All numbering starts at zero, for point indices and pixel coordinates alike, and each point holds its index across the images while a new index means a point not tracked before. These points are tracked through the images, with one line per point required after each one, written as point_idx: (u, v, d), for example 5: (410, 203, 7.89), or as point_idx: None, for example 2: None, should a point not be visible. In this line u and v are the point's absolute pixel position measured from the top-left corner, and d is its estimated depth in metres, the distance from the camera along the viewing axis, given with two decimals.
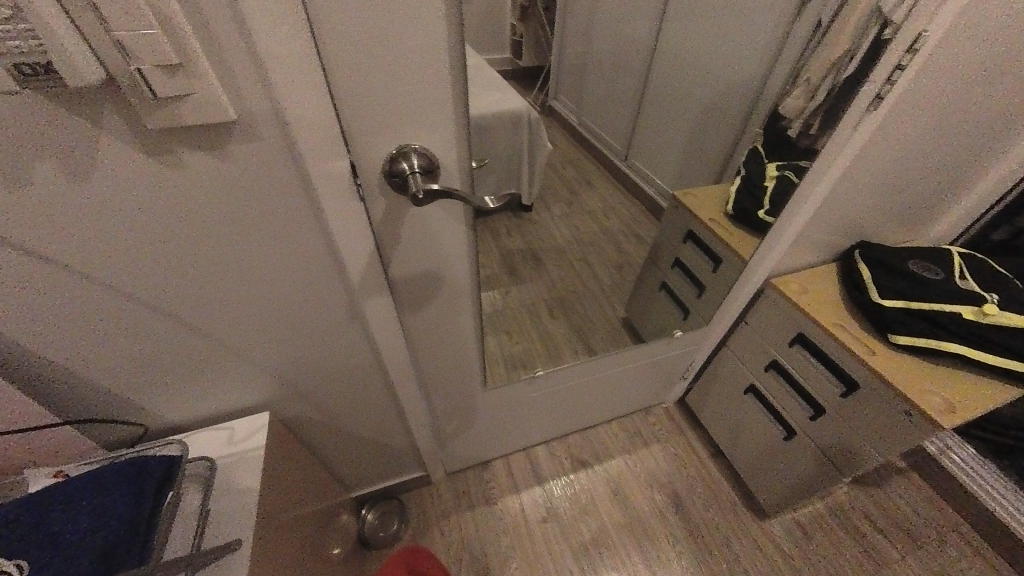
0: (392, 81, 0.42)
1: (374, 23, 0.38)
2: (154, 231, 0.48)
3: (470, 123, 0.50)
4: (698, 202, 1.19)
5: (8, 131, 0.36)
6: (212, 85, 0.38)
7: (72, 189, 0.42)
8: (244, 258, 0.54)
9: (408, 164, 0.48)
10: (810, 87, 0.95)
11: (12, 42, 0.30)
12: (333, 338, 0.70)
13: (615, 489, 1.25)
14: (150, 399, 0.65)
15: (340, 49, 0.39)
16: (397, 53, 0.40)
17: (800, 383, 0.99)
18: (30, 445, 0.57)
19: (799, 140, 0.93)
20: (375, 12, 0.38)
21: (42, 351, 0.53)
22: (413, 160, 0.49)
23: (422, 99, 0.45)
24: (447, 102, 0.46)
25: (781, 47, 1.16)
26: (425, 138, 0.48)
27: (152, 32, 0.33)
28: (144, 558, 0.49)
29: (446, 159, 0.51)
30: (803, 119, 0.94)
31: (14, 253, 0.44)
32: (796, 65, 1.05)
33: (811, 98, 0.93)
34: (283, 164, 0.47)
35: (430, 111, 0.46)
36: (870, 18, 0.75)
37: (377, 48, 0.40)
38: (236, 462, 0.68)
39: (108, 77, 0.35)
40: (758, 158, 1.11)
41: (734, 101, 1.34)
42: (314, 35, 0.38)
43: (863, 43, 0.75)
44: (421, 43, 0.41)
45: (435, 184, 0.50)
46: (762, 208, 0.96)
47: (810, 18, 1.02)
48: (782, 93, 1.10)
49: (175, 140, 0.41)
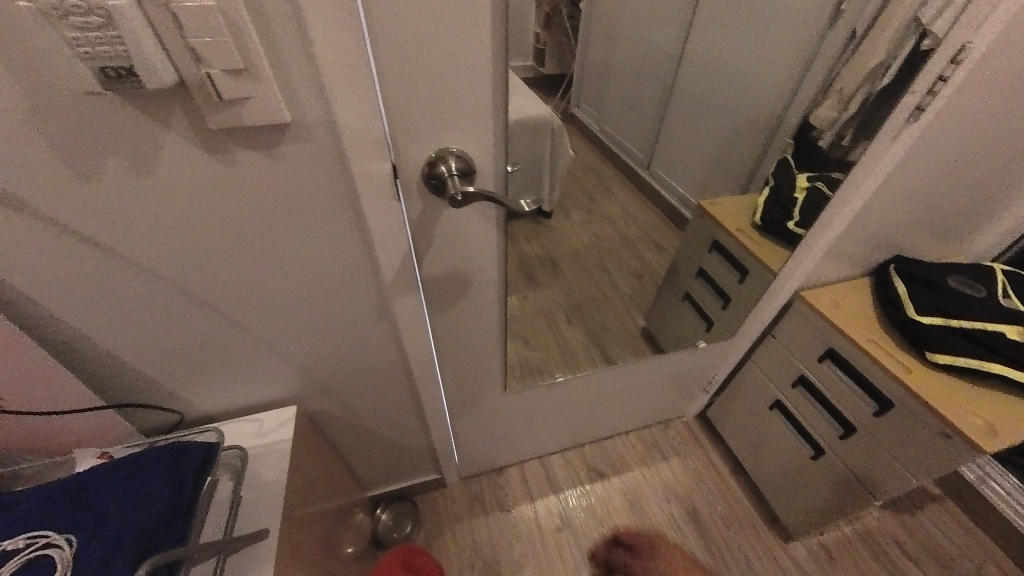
0: (437, 87, 0.44)
1: (426, 33, 0.40)
2: (205, 228, 0.50)
3: (511, 127, 0.52)
4: (725, 213, 1.18)
5: (89, 129, 0.40)
6: (271, 88, 0.40)
7: (137, 185, 0.45)
8: (284, 255, 0.56)
9: (446, 166, 0.50)
10: (844, 97, 0.94)
11: (100, 46, 0.33)
12: (362, 336, 0.72)
13: (631, 502, 1.23)
14: (186, 387, 0.67)
15: (393, 57, 0.41)
16: (446, 59, 0.42)
17: (830, 400, 0.96)
18: (76, 427, 0.61)
19: (831, 152, 0.93)
20: (428, 22, 0.40)
21: (96, 336, 0.56)
22: (451, 163, 0.50)
23: (466, 106, 0.47)
24: (491, 106, 0.48)
25: (811, 59, 1.16)
26: (465, 142, 0.50)
27: (223, 39, 0.36)
28: (184, 538, 0.50)
29: (484, 161, 0.53)
30: (836, 129, 0.94)
31: (81, 243, 0.47)
32: (829, 76, 1.05)
33: (844, 109, 0.93)
34: (328, 164, 0.49)
35: (474, 114, 0.48)
36: (908, 29, 0.75)
37: (429, 56, 0.42)
38: (265, 453, 0.70)
39: (180, 81, 0.38)
40: (788, 168, 1.10)
41: (762, 111, 1.34)
42: (369, 43, 0.40)
43: (901, 53, 0.75)
44: (470, 52, 0.43)
45: (472, 186, 0.52)
46: (790, 220, 0.95)
47: (844, 29, 1.01)
48: (814, 103, 1.09)
49: (233, 140, 0.44)
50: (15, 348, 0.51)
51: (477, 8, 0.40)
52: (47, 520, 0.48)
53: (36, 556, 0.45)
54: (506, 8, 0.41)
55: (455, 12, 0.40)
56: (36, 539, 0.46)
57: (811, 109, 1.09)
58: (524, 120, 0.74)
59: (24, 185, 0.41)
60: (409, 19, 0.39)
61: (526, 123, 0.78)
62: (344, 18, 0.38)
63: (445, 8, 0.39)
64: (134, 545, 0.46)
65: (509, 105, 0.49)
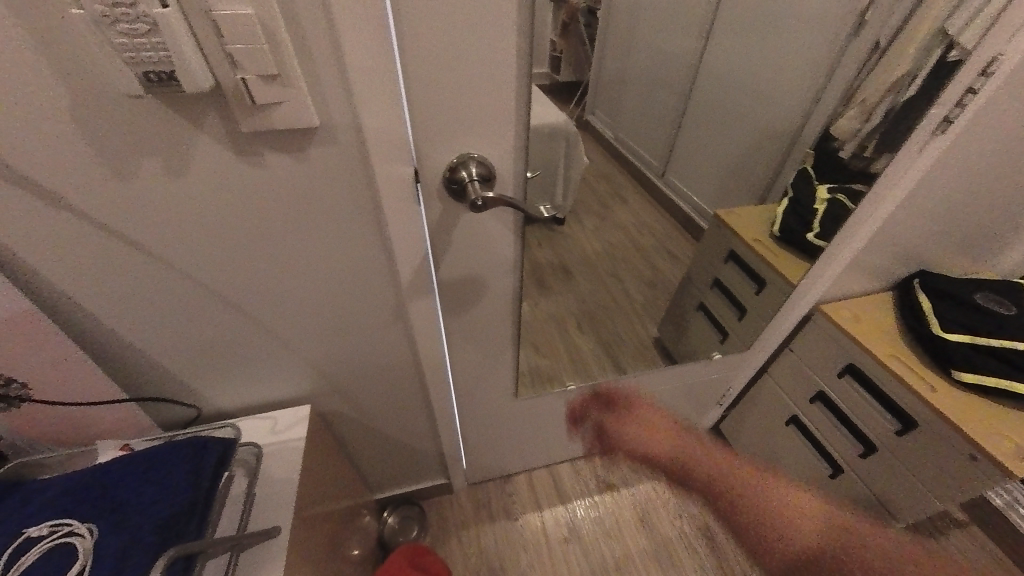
0: (461, 94, 0.45)
1: (453, 42, 0.41)
2: (232, 228, 0.52)
3: (533, 134, 0.52)
4: (742, 223, 1.17)
5: (128, 131, 0.41)
6: (303, 93, 0.41)
7: (170, 185, 0.46)
8: (306, 255, 0.57)
9: (467, 171, 0.51)
10: (867, 108, 0.92)
11: (145, 52, 0.35)
12: (376, 338, 0.73)
13: (640, 515, 1.21)
14: (205, 383, 0.69)
15: (421, 64, 0.42)
16: (472, 66, 0.43)
17: (849, 416, 0.94)
18: (99, 419, 0.62)
19: (853, 163, 0.92)
20: (456, 31, 0.41)
21: (123, 330, 0.58)
22: (472, 167, 0.51)
23: (489, 113, 0.47)
24: (514, 113, 0.48)
25: (834, 70, 1.15)
26: (487, 148, 0.51)
27: (260, 46, 0.37)
28: (200, 532, 0.51)
29: (505, 167, 0.53)
30: (858, 140, 0.93)
31: (114, 240, 0.49)
32: (851, 86, 1.04)
33: (867, 120, 0.92)
34: (353, 168, 0.50)
35: (497, 120, 0.48)
36: (935, 39, 0.75)
37: (455, 64, 0.43)
38: (279, 451, 0.70)
39: (217, 85, 0.39)
40: (808, 179, 1.09)
41: (782, 122, 1.33)
42: (398, 50, 0.41)
43: (927, 63, 0.74)
44: (495, 60, 0.43)
45: (492, 191, 0.52)
46: (810, 230, 0.93)
47: (869, 39, 1.01)
48: (835, 114, 1.08)
49: (263, 143, 0.45)
50: (47, 339, 0.53)
51: (505, 17, 0.41)
52: (71, 509, 0.49)
53: (58, 544, 0.46)
54: (532, 18, 0.42)
55: (483, 20, 0.41)
56: (59, 527, 0.47)
57: (833, 119, 1.08)
58: (541, 127, 0.75)
59: (65, 183, 0.43)
60: (439, 27, 0.40)
61: (543, 130, 0.79)
62: (375, 26, 0.39)
63: (473, 18, 0.40)
64: (154, 537, 0.47)
65: (532, 112, 0.50)
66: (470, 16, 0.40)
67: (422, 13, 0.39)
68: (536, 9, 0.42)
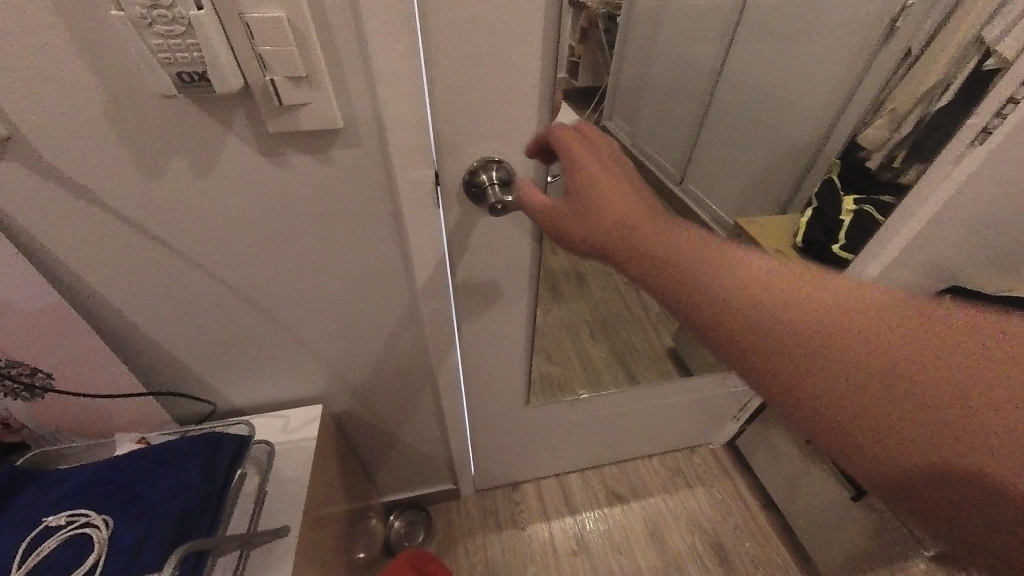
0: (486, 96, 0.45)
1: (477, 44, 0.41)
2: (252, 227, 0.52)
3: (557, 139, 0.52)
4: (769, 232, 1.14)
5: (158, 129, 0.42)
6: (329, 96, 0.42)
7: (196, 183, 0.47)
8: (324, 256, 0.58)
9: (487, 175, 0.51)
10: (897, 117, 0.92)
11: (179, 52, 0.35)
12: (390, 339, 0.72)
13: (651, 530, 1.18)
14: (222, 379, 0.69)
15: (444, 65, 0.42)
16: (496, 69, 0.43)
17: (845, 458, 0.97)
18: (117, 412, 0.63)
19: (880, 174, 0.94)
20: (481, 33, 0.41)
21: (144, 324, 0.59)
22: (492, 172, 0.51)
23: (511, 115, 0.47)
24: (538, 117, 0.48)
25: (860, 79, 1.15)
26: (508, 151, 0.50)
27: (288, 47, 0.37)
28: (212, 530, 0.51)
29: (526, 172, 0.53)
30: (885, 151, 0.94)
31: (141, 236, 0.50)
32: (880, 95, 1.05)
33: (895, 130, 0.92)
34: (374, 170, 0.50)
35: (520, 125, 0.48)
36: (968, 48, 0.75)
37: (479, 66, 0.43)
38: (292, 450, 0.71)
39: (245, 85, 0.40)
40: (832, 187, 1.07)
41: (804, 129, 1.31)
42: (423, 53, 0.41)
43: (962, 73, 0.76)
44: (519, 63, 0.43)
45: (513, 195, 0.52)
46: (836, 242, 0.95)
47: (898, 48, 1.02)
48: (862, 124, 1.09)
49: (288, 144, 0.46)
50: (73, 331, 0.54)
51: (534, 22, 0.41)
52: (88, 499, 0.50)
53: (74, 535, 0.47)
54: (560, 22, 0.42)
55: (512, 24, 0.41)
56: (75, 518, 0.48)
57: (859, 128, 1.09)
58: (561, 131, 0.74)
59: (97, 179, 0.45)
60: (468, 30, 0.40)
61: None
62: (402, 30, 0.39)
63: (500, 21, 0.40)
64: (168, 531, 0.48)
65: (557, 117, 0.50)
66: (498, 19, 0.40)
67: (453, 15, 0.39)
68: (564, 14, 0.42)
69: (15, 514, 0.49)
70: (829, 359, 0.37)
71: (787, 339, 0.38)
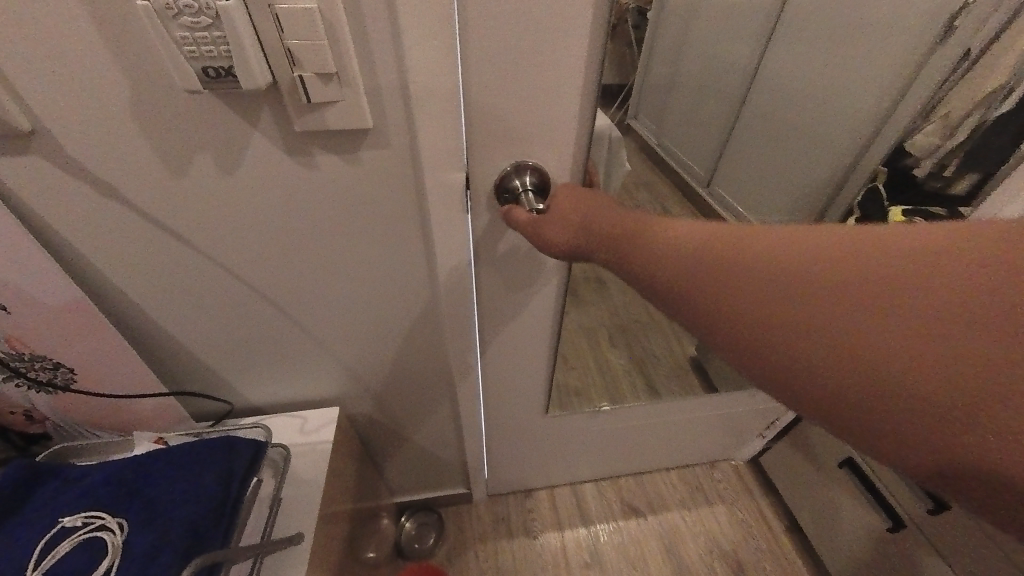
0: (524, 97, 0.42)
1: (518, 40, 0.38)
2: (274, 227, 0.51)
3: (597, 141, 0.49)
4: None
5: (182, 125, 0.41)
6: (358, 92, 0.39)
7: (220, 182, 0.46)
8: (347, 258, 0.55)
9: (521, 181, 0.48)
10: (950, 123, 0.86)
11: (205, 46, 0.33)
12: (409, 344, 0.70)
13: (668, 546, 1.14)
14: (240, 378, 0.68)
15: (481, 63, 0.39)
16: (536, 68, 0.40)
17: (879, 488, 0.91)
18: (138, 410, 0.63)
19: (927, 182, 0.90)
20: (521, 29, 0.37)
21: (164, 321, 0.58)
22: (527, 177, 0.48)
23: (549, 116, 0.44)
24: (580, 119, 0.45)
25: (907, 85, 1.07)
26: (543, 156, 0.47)
27: (319, 42, 0.35)
28: (226, 540, 0.50)
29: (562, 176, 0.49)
30: (936, 158, 0.88)
31: (163, 234, 0.49)
32: (930, 99, 0.98)
33: (949, 137, 0.86)
34: (402, 172, 0.48)
35: (559, 126, 0.45)
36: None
37: (517, 64, 0.40)
38: (308, 453, 0.69)
39: (273, 82, 0.38)
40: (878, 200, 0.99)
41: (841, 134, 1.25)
42: (460, 48, 0.38)
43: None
44: (561, 59, 0.40)
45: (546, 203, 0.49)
46: None
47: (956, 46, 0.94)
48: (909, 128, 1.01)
49: (314, 143, 0.44)
50: (96, 328, 0.54)
51: (581, 17, 0.37)
52: (104, 500, 0.49)
53: (88, 538, 0.46)
54: (610, 16, 0.38)
55: (557, 17, 0.37)
56: (91, 520, 0.47)
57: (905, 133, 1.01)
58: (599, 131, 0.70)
59: (121, 176, 0.43)
60: (508, 24, 0.37)
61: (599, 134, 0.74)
62: (439, 25, 0.37)
63: (544, 16, 0.37)
64: (183, 539, 0.47)
65: (599, 119, 0.46)
66: (543, 13, 0.37)
67: (493, 8, 0.36)
68: (615, 7, 0.38)
69: (32, 512, 0.48)
70: (801, 324, 0.29)
71: (749, 309, 0.31)
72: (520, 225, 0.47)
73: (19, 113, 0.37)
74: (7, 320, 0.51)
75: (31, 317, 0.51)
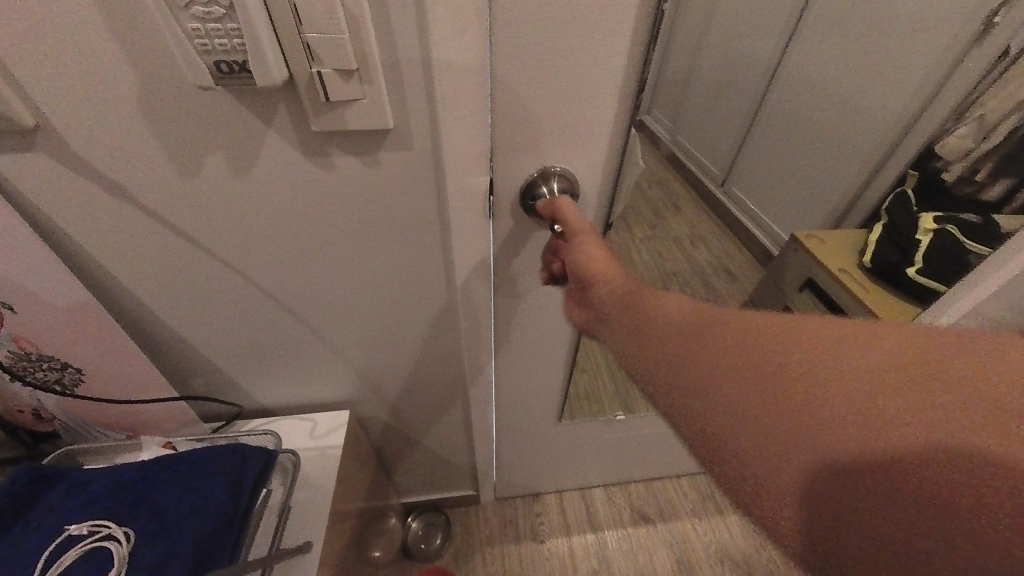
0: (555, 100, 0.39)
1: (552, 40, 0.35)
2: (286, 228, 0.48)
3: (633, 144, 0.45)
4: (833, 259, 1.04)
5: (194, 122, 0.38)
6: (381, 89, 0.37)
7: (232, 182, 0.43)
8: (363, 260, 0.53)
9: (547, 187, 0.45)
10: (980, 126, 0.78)
11: (218, 39, 0.31)
12: (422, 349, 0.68)
13: (678, 555, 1.12)
14: (250, 380, 0.67)
15: (511, 65, 0.36)
16: (571, 67, 0.37)
17: None
18: (146, 413, 0.62)
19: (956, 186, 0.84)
20: (557, 26, 0.34)
21: (174, 323, 0.57)
22: (553, 184, 0.45)
23: (581, 119, 0.41)
24: (616, 121, 0.42)
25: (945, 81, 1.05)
26: (572, 160, 0.44)
27: (340, 36, 0.33)
28: (233, 558, 0.48)
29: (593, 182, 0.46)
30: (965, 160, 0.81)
31: (172, 234, 0.47)
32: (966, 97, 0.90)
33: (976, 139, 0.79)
34: (422, 174, 0.45)
35: (593, 129, 0.42)
36: None
37: (550, 65, 0.37)
38: (318, 458, 0.67)
39: (289, 78, 0.35)
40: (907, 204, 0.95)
41: (870, 136, 1.23)
42: (489, 50, 0.35)
43: None
44: (598, 58, 0.36)
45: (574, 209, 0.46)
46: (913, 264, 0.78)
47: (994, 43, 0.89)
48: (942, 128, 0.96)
49: (332, 143, 0.41)
50: (104, 330, 0.52)
51: (626, 12, 0.34)
52: (111, 508, 0.48)
53: (94, 548, 0.44)
54: (659, 11, 0.35)
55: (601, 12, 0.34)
56: (98, 528, 0.46)
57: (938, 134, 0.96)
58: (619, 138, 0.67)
59: (130, 176, 0.41)
60: (549, 20, 0.34)
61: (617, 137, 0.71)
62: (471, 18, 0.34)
63: (582, 11, 0.34)
64: (189, 553, 0.45)
65: (637, 121, 0.43)
66: (581, 11, 0.34)
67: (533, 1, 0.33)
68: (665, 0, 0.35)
69: (38, 517, 0.47)
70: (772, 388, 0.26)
71: (708, 363, 0.28)
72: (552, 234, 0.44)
73: (23, 107, 0.35)
74: (16, 321, 0.50)
75: (38, 318, 0.50)
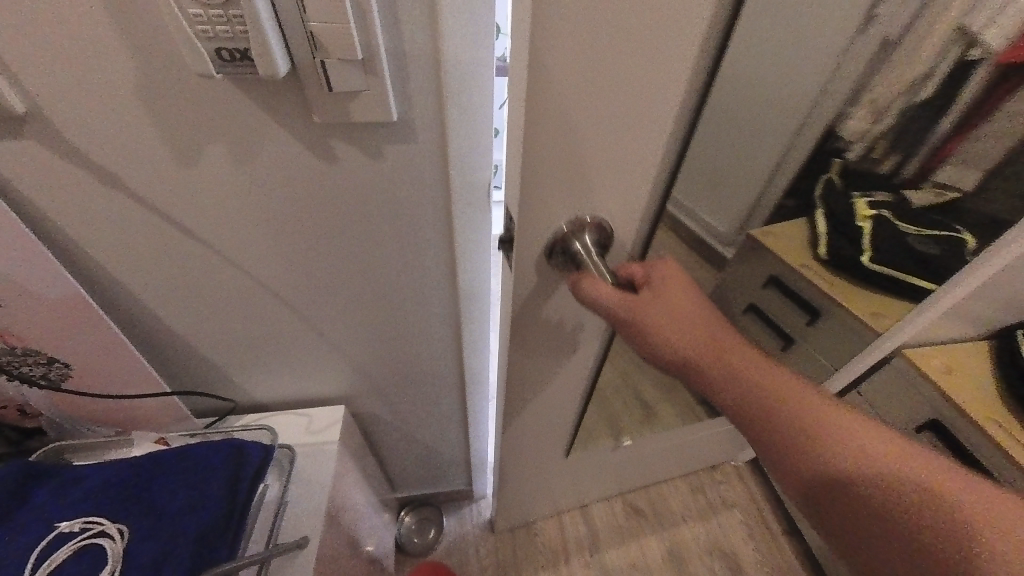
0: (605, 130, 0.34)
1: (605, 60, 0.30)
2: (284, 220, 0.47)
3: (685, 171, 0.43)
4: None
5: (192, 109, 0.37)
6: (386, 80, 0.36)
7: (231, 173, 0.42)
8: (364, 254, 0.52)
9: (580, 243, 0.41)
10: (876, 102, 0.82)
11: (219, 25, 0.30)
12: (420, 344, 0.67)
13: (668, 547, 1.14)
14: (244, 375, 0.66)
15: (558, 88, 0.31)
16: (625, 92, 0.32)
17: None
18: (137, 409, 0.61)
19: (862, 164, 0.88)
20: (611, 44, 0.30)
21: (166, 316, 0.55)
22: (587, 238, 0.42)
23: (630, 151, 0.37)
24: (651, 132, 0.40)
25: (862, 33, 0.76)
26: (608, 201, 0.40)
27: (346, 26, 0.32)
28: (233, 554, 0.47)
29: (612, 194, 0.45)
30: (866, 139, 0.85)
31: (167, 225, 0.46)
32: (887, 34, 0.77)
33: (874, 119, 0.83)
34: (425, 168, 0.44)
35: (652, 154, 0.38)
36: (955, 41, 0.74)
37: (600, 90, 0.32)
38: (313, 454, 0.66)
39: (292, 68, 0.34)
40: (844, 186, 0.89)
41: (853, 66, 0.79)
42: (533, 74, 0.30)
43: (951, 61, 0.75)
44: (654, 83, 0.32)
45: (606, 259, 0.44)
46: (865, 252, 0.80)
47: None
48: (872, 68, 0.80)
49: (334, 135, 0.40)
50: (95, 323, 0.51)
51: (704, 17, 0.30)
52: (105, 504, 0.47)
53: (87, 545, 0.43)
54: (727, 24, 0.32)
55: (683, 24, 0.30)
56: (91, 526, 0.45)
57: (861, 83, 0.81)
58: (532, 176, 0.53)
59: (124, 164, 0.40)
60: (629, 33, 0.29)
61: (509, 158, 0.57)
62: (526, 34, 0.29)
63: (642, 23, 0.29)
64: (189, 549, 0.44)
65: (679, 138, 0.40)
66: (641, 23, 0.29)
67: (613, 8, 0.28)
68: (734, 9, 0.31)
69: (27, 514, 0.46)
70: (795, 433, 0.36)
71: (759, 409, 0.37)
72: (585, 304, 0.41)
73: (13, 92, 0.34)
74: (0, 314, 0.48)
75: (26, 312, 0.48)
